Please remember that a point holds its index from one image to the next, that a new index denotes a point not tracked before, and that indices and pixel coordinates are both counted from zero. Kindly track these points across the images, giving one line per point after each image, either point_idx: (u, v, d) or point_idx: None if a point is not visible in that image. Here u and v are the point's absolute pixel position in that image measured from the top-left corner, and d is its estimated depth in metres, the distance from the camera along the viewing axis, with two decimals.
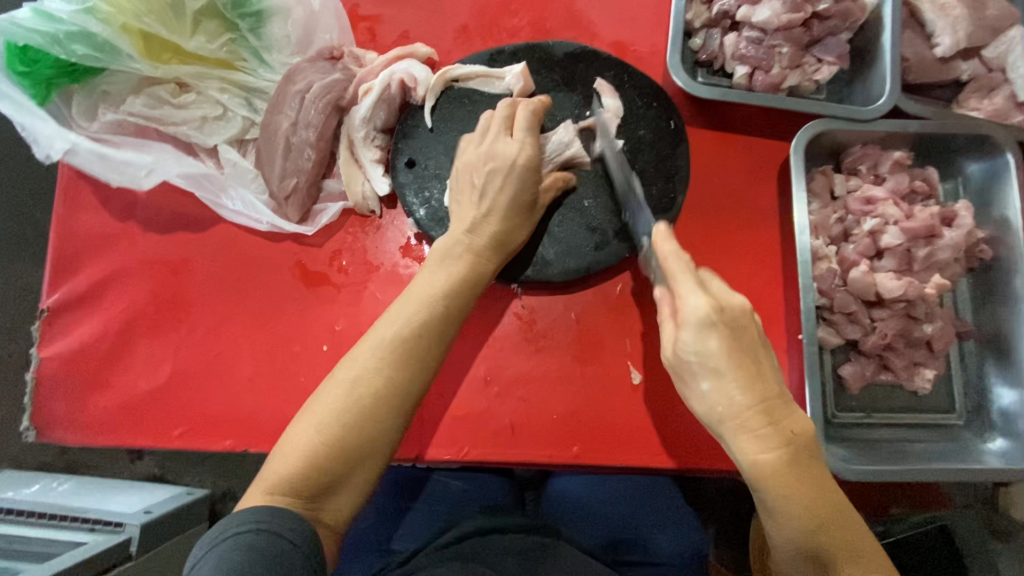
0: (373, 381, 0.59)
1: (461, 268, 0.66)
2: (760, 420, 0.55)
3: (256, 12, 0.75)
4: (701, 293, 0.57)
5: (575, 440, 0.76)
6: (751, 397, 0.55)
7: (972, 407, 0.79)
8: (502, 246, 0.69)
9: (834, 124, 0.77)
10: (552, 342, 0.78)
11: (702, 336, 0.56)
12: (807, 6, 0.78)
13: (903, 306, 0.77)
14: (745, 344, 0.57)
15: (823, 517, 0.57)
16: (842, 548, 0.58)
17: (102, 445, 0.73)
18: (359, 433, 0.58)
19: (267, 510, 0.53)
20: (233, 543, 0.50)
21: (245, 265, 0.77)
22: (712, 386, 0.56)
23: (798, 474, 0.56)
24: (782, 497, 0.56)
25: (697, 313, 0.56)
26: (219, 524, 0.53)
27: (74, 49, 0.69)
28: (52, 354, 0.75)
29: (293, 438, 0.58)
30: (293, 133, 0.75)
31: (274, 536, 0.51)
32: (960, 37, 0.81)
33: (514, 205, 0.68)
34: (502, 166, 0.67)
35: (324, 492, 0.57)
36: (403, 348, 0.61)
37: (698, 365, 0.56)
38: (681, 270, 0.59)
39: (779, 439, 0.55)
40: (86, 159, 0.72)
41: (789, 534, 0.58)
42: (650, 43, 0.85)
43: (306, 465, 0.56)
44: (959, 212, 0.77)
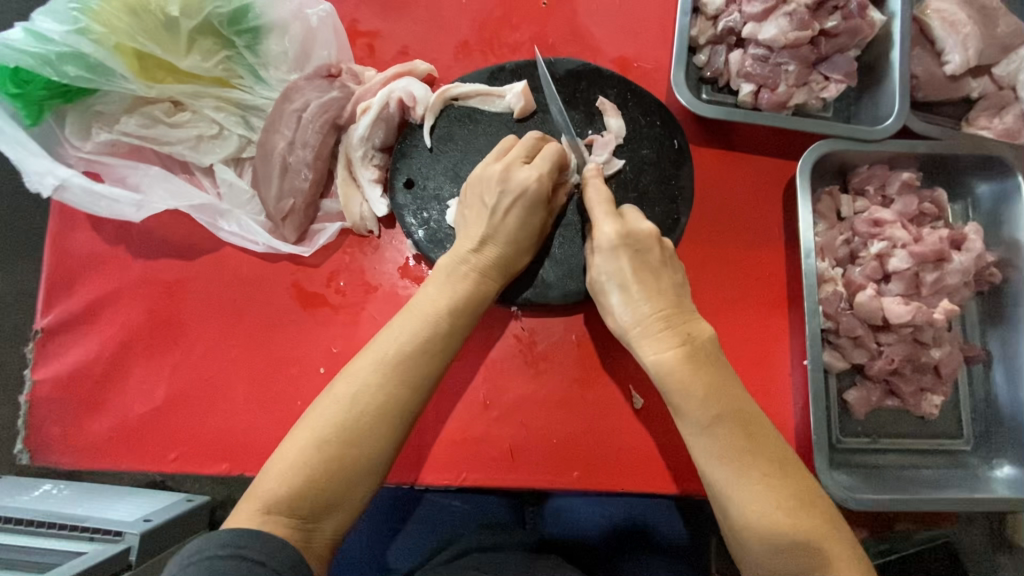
0: (374, 398, 0.58)
1: (466, 286, 0.65)
2: (659, 325, 0.61)
3: (253, 29, 0.74)
4: (612, 218, 0.64)
5: (575, 465, 0.75)
6: (647, 299, 0.62)
7: (979, 433, 0.77)
8: (507, 267, 0.68)
9: (841, 145, 0.76)
10: (553, 365, 0.77)
11: (613, 259, 0.63)
12: (814, 23, 0.76)
13: (911, 331, 0.75)
14: (649, 262, 0.63)
15: (725, 414, 0.58)
16: (750, 448, 0.57)
17: (96, 468, 0.72)
18: (356, 452, 0.57)
19: (248, 534, 0.51)
20: (208, 566, 0.48)
21: (241, 285, 0.76)
22: (619, 299, 0.63)
23: (696, 370, 0.59)
24: (680, 388, 0.59)
25: (604, 236, 0.64)
26: (194, 543, 0.50)
27: (66, 71, 0.67)
28: (47, 376, 0.74)
29: (289, 454, 0.56)
30: (290, 153, 0.73)
31: (251, 563, 0.49)
32: (970, 55, 0.80)
33: (523, 229, 0.67)
34: (513, 189, 0.65)
35: (320, 513, 0.55)
36: (404, 366, 0.60)
37: (607, 281, 0.64)
38: (599, 203, 0.66)
39: (677, 342, 0.60)
40: (75, 192, 0.70)
41: (695, 431, 0.59)
42: (654, 59, 0.83)
43: (302, 483, 0.55)
44: (969, 235, 0.75)
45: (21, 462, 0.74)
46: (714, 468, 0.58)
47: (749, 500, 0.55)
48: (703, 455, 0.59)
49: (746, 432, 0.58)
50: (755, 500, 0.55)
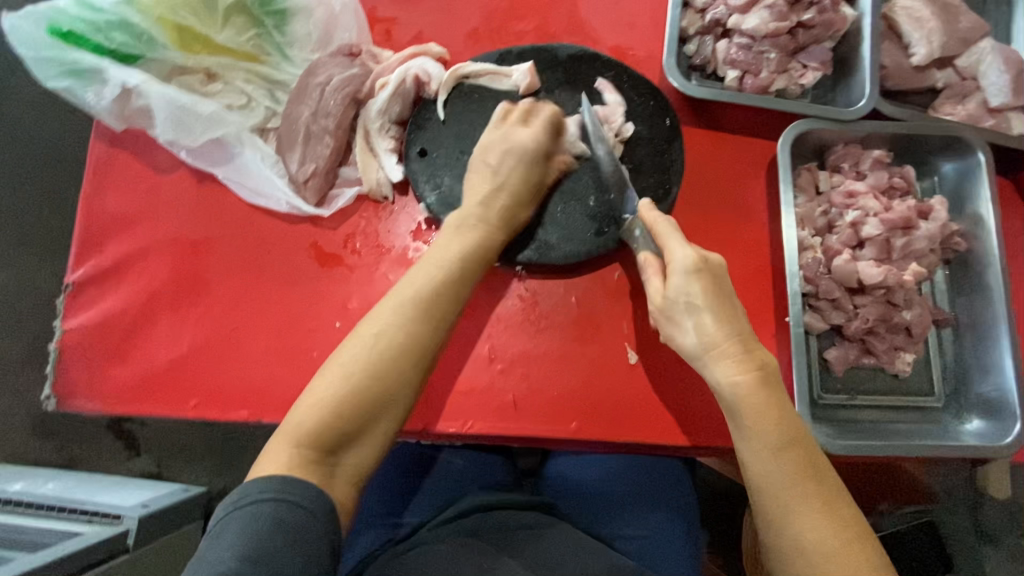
0: (394, 338, 0.63)
1: (474, 236, 0.71)
2: (734, 347, 0.65)
3: (281, 11, 0.81)
4: (687, 248, 0.68)
5: (574, 417, 0.79)
6: (722, 329, 0.66)
7: (950, 392, 0.83)
8: (511, 223, 0.74)
9: (818, 124, 0.83)
10: (554, 323, 0.82)
11: (689, 282, 0.67)
12: (791, 15, 0.85)
13: (883, 293, 0.81)
14: (722, 291, 0.68)
15: (792, 434, 0.63)
16: (811, 476, 0.61)
17: (120, 413, 0.76)
18: (377, 392, 0.61)
19: (286, 480, 0.56)
20: (251, 512, 0.53)
21: (264, 245, 0.81)
22: (693, 321, 0.67)
23: (768, 397, 0.64)
24: (754, 412, 0.63)
25: (684, 262, 0.67)
26: (239, 490, 0.55)
27: (114, 37, 0.75)
28: (75, 326, 0.78)
29: (316, 391, 0.61)
30: (314, 122, 0.80)
31: (291, 506, 0.54)
32: (934, 47, 0.88)
33: (524, 184, 0.74)
34: (515, 147, 0.74)
35: (341, 446, 0.60)
36: (421, 309, 0.65)
37: (679, 303, 0.67)
38: (668, 231, 0.71)
39: (750, 364, 0.65)
40: (151, 96, 0.77)
41: (759, 447, 0.63)
42: (647, 48, 0.91)
43: (325, 418, 0.59)
44: (935, 207, 0.82)
45: (46, 409, 0.78)
46: (772, 490, 0.61)
47: (810, 522, 0.59)
48: (760, 473, 0.63)
49: (807, 455, 0.63)
50: (813, 525, 0.59)
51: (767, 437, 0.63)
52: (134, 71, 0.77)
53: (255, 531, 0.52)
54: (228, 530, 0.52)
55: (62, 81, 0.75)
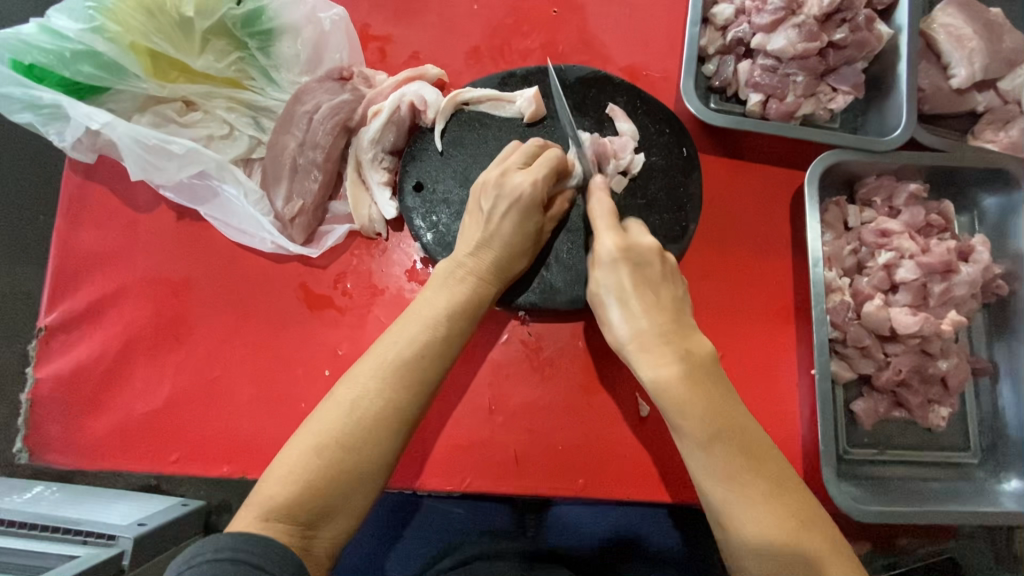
0: (373, 404, 0.57)
1: (463, 291, 0.65)
2: (659, 342, 0.60)
3: (266, 31, 0.75)
4: (610, 231, 0.65)
5: (580, 473, 0.74)
6: (647, 313, 0.61)
7: (986, 446, 0.77)
8: (503, 273, 0.68)
9: (849, 155, 0.76)
10: (559, 371, 0.76)
11: (612, 271, 0.64)
12: (823, 34, 0.77)
13: (918, 342, 0.75)
14: (648, 277, 0.63)
15: (727, 429, 0.57)
16: (753, 472, 0.55)
17: (96, 468, 0.71)
18: (357, 460, 0.55)
19: (247, 537, 0.49)
20: (206, 571, 0.46)
21: (249, 285, 0.76)
22: (619, 312, 0.63)
23: (696, 387, 0.58)
24: (679, 406, 0.58)
25: (604, 249, 0.64)
26: (193, 547, 0.49)
27: (81, 69, 0.69)
28: (49, 374, 0.73)
29: (286, 460, 0.55)
30: (300, 154, 0.74)
31: (251, 567, 0.47)
32: (976, 69, 0.81)
33: (518, 234, 0.66)
34: (508, 195, 0.65)
35: (319, 518, 0.54)
36: (402, 371, 0.59)
37: (608, 294, 0.64)
38: (603, 214, 0.66)
39: (673, 353, 0.60)
40: (114, 137, 0.70)
41: (691, 445, 0.57)
42: (663, 68, 0.84)
43: (299, 492, 0.53)
44: (975, 247, 0.76)
45: (19, 461, 0.73)
46: (715, 490, 0.56)
47: (750, 516, 0.53)
48: (701, 475, 0.57)
49: (744, 446, 0.57)
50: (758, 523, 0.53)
51: (696, 431, 0.57)
52: (95, 111, 0.70)
53: None
54: None
55: (25, 118, 0.69)
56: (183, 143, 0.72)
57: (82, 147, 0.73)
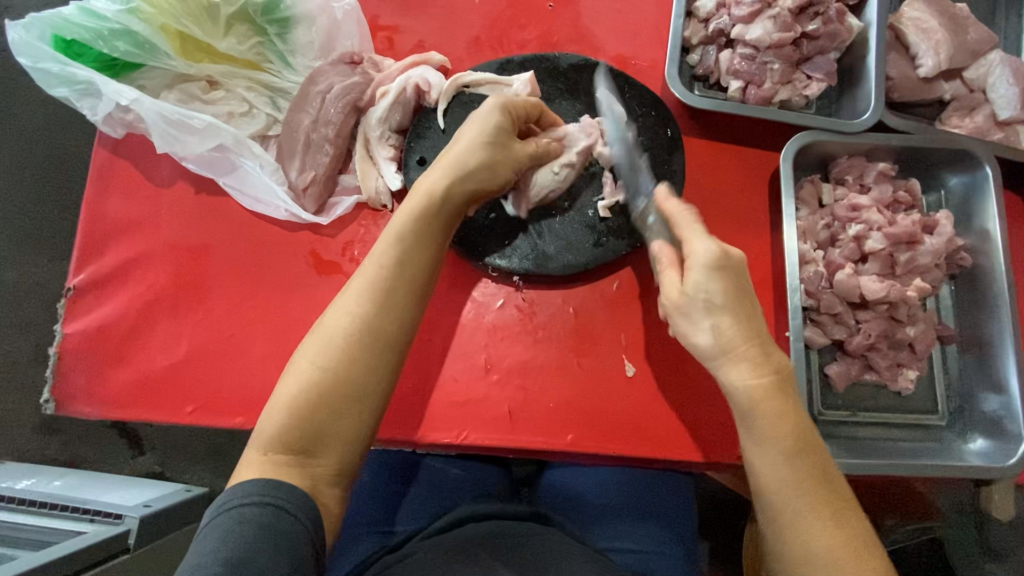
0: (345, 325, 0.62)
1: (422, 198, 0.67)
2: (753, 349, 0.60)
3: (283, 19, 0.81)
4: (710, 239, 0.61)
5: (570, 429, 0.79)
6: (742, 330, 0.60)
7: (954, 409, 0.82)
8: (459, 164, 0.67)
9: (821, 136, 0.82)
10: (551, 334, 0.82)
11: (711, 277, 0.60)
12: (796, 26, 0.83)
13: (886, 308, 0.80)
14: (742, 289, 0.61)
15: (804, 443, 0.59)
16: (824, 486, 0.59)
17: (118, 418, 0.77)
18: (335, 380, 0.60)
19: (269, 483, 0.56)
20: (238, 515, 0.54)
21: (263, 252, 0.81)
22: (711, 322, 0.60)
23: (782, 401, 0.60)
24: (768, 418, 0.59)
25: (706, 257, 0.60)
26: (227, 492, 0.57)
27: (117, 46, 0.76)
28: (76, 330, 0.79)
29: (278, 396, 0.61)
30: (313, 130, 0.80)
31: (276, 509, 0.55)
32: (941, 59, 0.87)
33: (480, 125, 0.69)
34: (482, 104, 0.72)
35: (313, 447, 0.59)
36: (377, 297, 0.63)
37: (699, 302, 0.60)
38: (686, 221, 0.65)
39: (766, 367, 0.60)
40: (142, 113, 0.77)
41: (771, 454, 0.59)
42: (650, 57, 0.90)
43: (291, 421, 0.59)
44: (940, 221, 0.81)
45: (47, 412, 0.79)
46: (783, 500, 0.59)
47: (817, 529, 0.57)
48: (775, 485, 0.59)
49: (817, 461, 0.60)
50: (824, 538, 0.57)
51: (778, 444, 0.59)
52: (124, 87, 0.76)
53: (239, 536, 0.53)
54: (213, 532, 0.53)
55: (65, 91, 0.77)
56: (202, 117, 0.78)
57: (112, 121, 0.80)
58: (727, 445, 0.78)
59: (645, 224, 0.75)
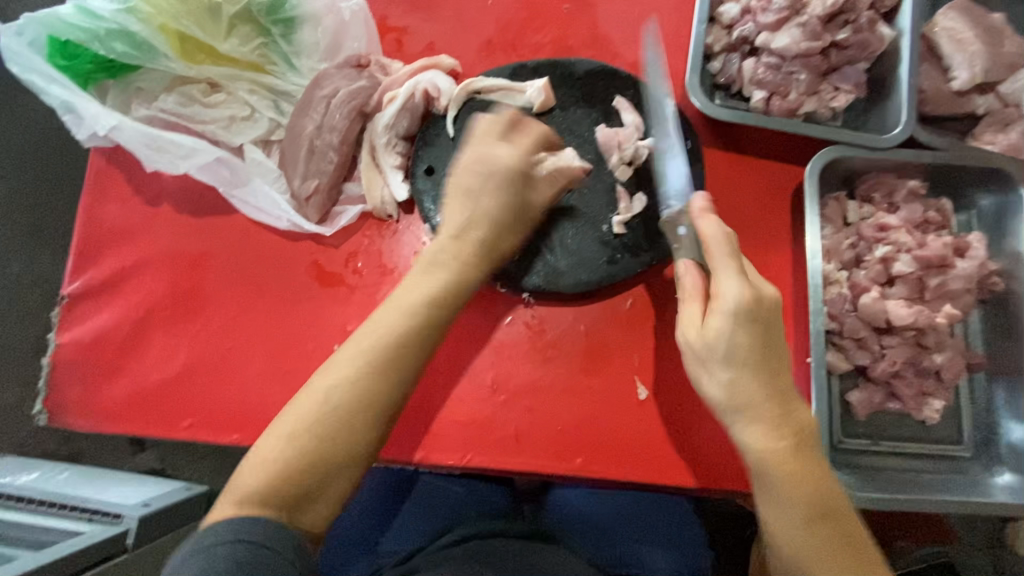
0: (342, 394, 0.60)
1: (445, 274, 0.67)
2: (773, 407, 0.60)
3: (288, 20, 0.78)
4: (741, 282, 0.60)
5: (579, 452, 0.76)
6: (759, 385, 0.60)
7: (980, 441, 0.78)
8: (491, 252, 0.70)
9: (849, 151, 0.78)
10: (561, 353, 0.78)
11: (734, 325, 0.59)
12: (825, 35, 0.79)
13: (913, 334, 0.77)
14: (771, 337, 0.61)
15: (828, 509, 0.60)
16: (846, 549, 0.59)
17: (111, 431, 0.75)
18: (329, 447, 0.58)
19: (244, 521, 0.54)
20: (209, 555, 0.51)
21: (263, 261, 0.78)
22: (732, 376, 0.60)
23: (804, 461, 0.60)
24: (793, 481, 0.59)
25: (736, 301, 0.59)
26: (197, 535, 0.54)
27: (114, 47, 0.74)
28: (70, 340, 0.77)
29: (266, 448, 0.58)
30: (318, 136, 0.77)
31: (251, 545, 0.52)
32: (976, 72, 0.82)
33: (503, 207, 0.69)
34: (490, 171, 0.69)
35: (300, 501, 0.57)
36: (380, 360, 0.61)
37: (724, 352, 0.60)
38: (723, 252, 0.61)
39: (787, 428, 0.61)
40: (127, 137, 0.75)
41: (792, 518, 0.60)
42: (670, 64, 0.86)
43: (274, 477, 0.57)
44: (972, 243, 0.78)
45: (40, 423, 0.77)
46: (806, 560, 0.59)
47: None
48: (795, 546, 0.60)
49: (840, 525, 0.60)
50: None
51: (802, 509, 0.59)
52: (107, 112, 0.74)
53: (214, 572, 0.50)
54: (187, 573, 0.50)
55: (54, 103, 0.74)
56: (191, 137, 0.76)
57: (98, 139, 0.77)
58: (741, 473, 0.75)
59: (675, 234, 0.68)
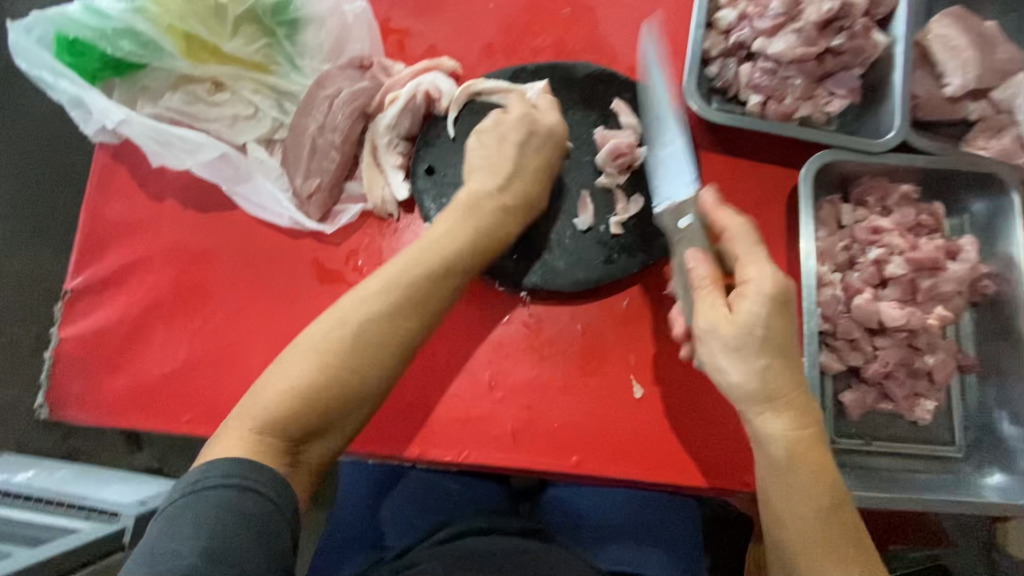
0: (370, 330, 0.62)
1: (485, 221, 0.70)
2: (798, 396, 0.61)
3: (292, 21, 0.80)
4: (767, 267, 0.62)
5: (574, 449, 0.76)
6: (786, 378, 0.60)
7: (972, 441, 0.79)
8: (528, 204, 0.72)
9: (842, 155, 0.79)
10: (558, 351, 0.79)
11: (768, 313, 0.59)
12: (820, 41, 0.81)
13: (906, 336, 0.78)
14: (797, 330, 0.61)
15: (837, 496, 0.60)
16: (850, 536, 0.60)
17: (112, 424, 0.75)
18: (345, 384, 0.61)
19: (239, 463, 0.56)
20: (202, 495, 0.53)
21: (264, 258, 0.79)
22: (769, 364, 0.60)
23: (818, 450, 0.61)
24: (810, 470, 0.60)
25: (767, 286, 0.60)
26: (194, 471, 0.56)
27: (121, 45, 0.75)
28: (72, 334, 0.78)
29: (281, 380, 0.60)
30: (320, 136, 0.78)
31: (242, 489, 0.54)
32: (969, 79, 0.84)
33: (544, 166, 0.73)
34: (536, 131, 0.73)
35: (310, 435, 0.60)
36: (399, 301, 0.64)
37: (761, 339, 0.59)
38: (750, 244, 0.63)
39: (806, 418, 0.61)
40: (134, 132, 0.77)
41: (805, 505, 0.60)
42: (668, 69, 0.88)
43: (289, 410, 0.59)
44: (964, 247, 0.79)
45: (40, 416, 0.77)
46: (810, 543, 0.60)
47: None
48: (800, 530, 0.60)
49: (847, 513, 0.61)
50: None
51: (813, 496, 0.60)
52: (115, 106, 0.76)
53: (205, 514, 0.52)
54: (181, 509, 0.52)
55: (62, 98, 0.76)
56: (197, 134, 0.78)
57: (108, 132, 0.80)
58: (735, 471, 0.76)
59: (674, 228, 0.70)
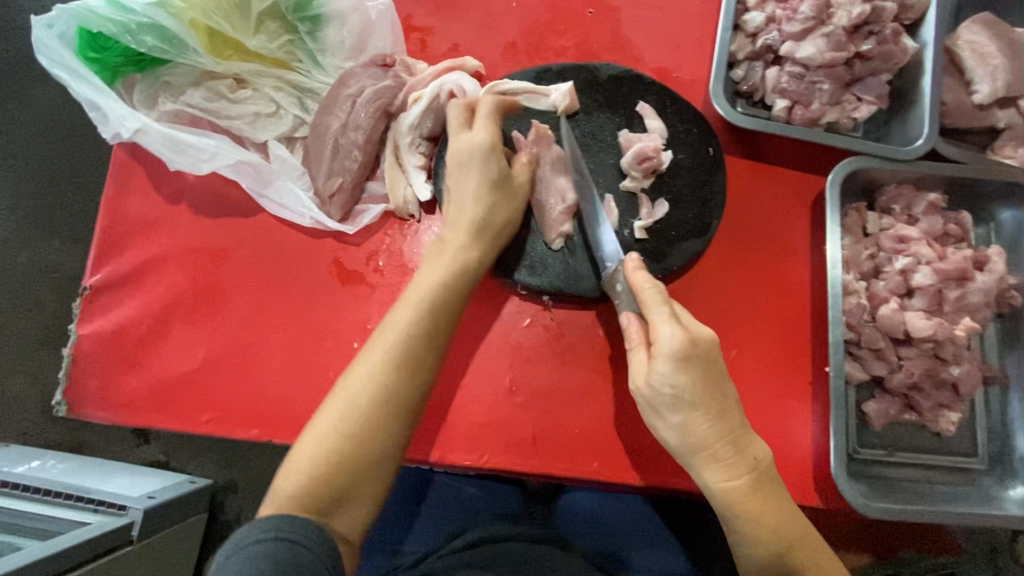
0: (365, 385, 0.62)
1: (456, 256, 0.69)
2: (728, 448, 0.64)
3: (315, 17, 0.79)
4: (674, 324, 0.64)
5: (595, 456, 0.76)
6: (709, 429, 0.63)
7: (994, 454, 0.78)
8: (484, 229, 0.70)
9: (871, 162, 0.78)
10: (579, 356, 0.79)
11: (677, 371, 0.63)
12: (850, 46, 0.80)
13: (931, 346, 0.77)
14: (714, 381, 0.64)
15: (793, 539, 0.64)
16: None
17: (130, 424, 0.75)
18: (363, 445, 0.60)
19: (286, 518, 0.54)
20: (249, 552, 0.51)
21: (284, 258, 0.79)
22: (683, 418, 0.63)
23: (761, 495, 0.64)
24: (750, 518, 0.64)
25: (672, 344, 0.63)
26: (237, 530, 0.54)
27: (144, 40, 0.74)
28: (90, 332, 0.77)
29: (300, 452, 0.59)
30: (342, 134, 0.77)
31: (291, 544, 0.53)
32: (998, 86, 0.83)
33: (484, 184, 0.71)
34: (466, 151, 0.71)
35: (336, 505, 0.58)
36: (402, 358, 0.63)
37: (674, 397, 0.63)
38: (658, 304, 0.65)
39: (742, 466, 0.64)
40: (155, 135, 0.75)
41: (756, 550, 0.64)
42: (692, 71, 0.87)
43: (311, 479, 0.58)
44: (991, 257, 0.78)
45: (58, 414, 0.77)
46: None
47: None
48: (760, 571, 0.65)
49: (807, 550, 0.64)
50: None
51: (765, 541, 0.64)
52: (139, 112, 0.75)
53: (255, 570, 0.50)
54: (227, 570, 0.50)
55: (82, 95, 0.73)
56: (215, 141, 0.77)
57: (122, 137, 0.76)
58: None
59: (615, 291, 0.73)
